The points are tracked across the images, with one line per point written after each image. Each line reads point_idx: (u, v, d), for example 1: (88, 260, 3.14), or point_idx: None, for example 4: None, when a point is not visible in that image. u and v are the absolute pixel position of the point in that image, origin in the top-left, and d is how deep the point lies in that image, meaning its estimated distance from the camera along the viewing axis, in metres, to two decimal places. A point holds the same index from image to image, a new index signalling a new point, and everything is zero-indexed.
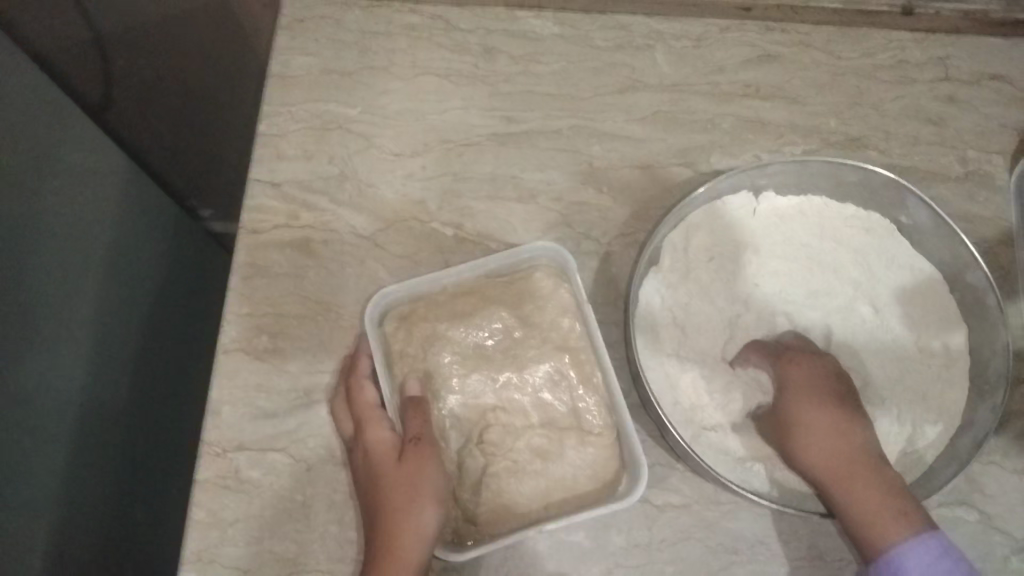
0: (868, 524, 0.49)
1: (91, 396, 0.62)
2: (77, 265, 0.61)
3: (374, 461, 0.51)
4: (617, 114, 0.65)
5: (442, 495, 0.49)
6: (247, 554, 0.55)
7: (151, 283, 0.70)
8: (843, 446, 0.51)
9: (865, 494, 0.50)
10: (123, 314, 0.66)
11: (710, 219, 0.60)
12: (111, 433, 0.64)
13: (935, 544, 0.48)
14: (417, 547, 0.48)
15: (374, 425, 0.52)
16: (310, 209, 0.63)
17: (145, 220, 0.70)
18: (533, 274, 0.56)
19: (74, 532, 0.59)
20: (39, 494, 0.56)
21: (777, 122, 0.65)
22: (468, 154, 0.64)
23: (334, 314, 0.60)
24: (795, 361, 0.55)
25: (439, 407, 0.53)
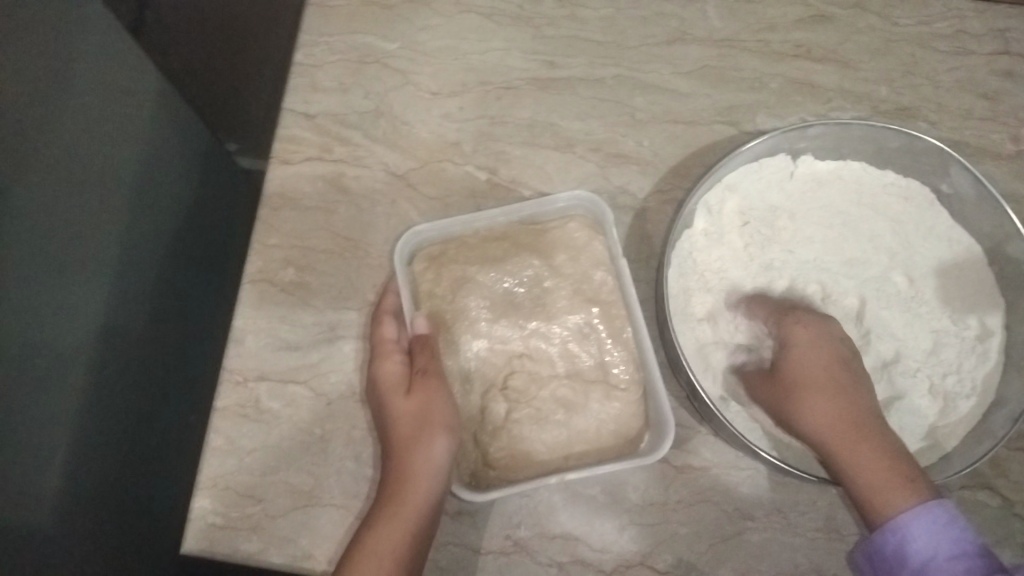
0: (871, 492, 0.45)
1: (111, 319, 0.61)
2: (93, 183, 0.59)
3: (383, 393, 0.51)
4: (663, 66, 0.63)
5: (452, 424, 0.48)
6: (263, 483, 0.55)
7: (178, 206, 0.70)
8: (848, 410, 0.47)
9: (870, 460, 0.46)
10: (148, 237, 0.65)
11: (747, 182, 0.59)
12: (132, 358, 0.64)
13: (941, 512, 0.44)
14: (432, 478, 0.47)
15: (387, 359, 0.52)
16: (343, 143, 0.62)
17: (176, 147, 0.69)
18: (568, 225, 0.55)
19: (93, 454, 0.59)
20: (53, 413, 0.56)
21: (827, 86, 0.63)
22: (507, 98, 0.62)
23: (362, 253, 0.59)
24: (799, 324, 0.51)
25: (461, 350, 0.52)
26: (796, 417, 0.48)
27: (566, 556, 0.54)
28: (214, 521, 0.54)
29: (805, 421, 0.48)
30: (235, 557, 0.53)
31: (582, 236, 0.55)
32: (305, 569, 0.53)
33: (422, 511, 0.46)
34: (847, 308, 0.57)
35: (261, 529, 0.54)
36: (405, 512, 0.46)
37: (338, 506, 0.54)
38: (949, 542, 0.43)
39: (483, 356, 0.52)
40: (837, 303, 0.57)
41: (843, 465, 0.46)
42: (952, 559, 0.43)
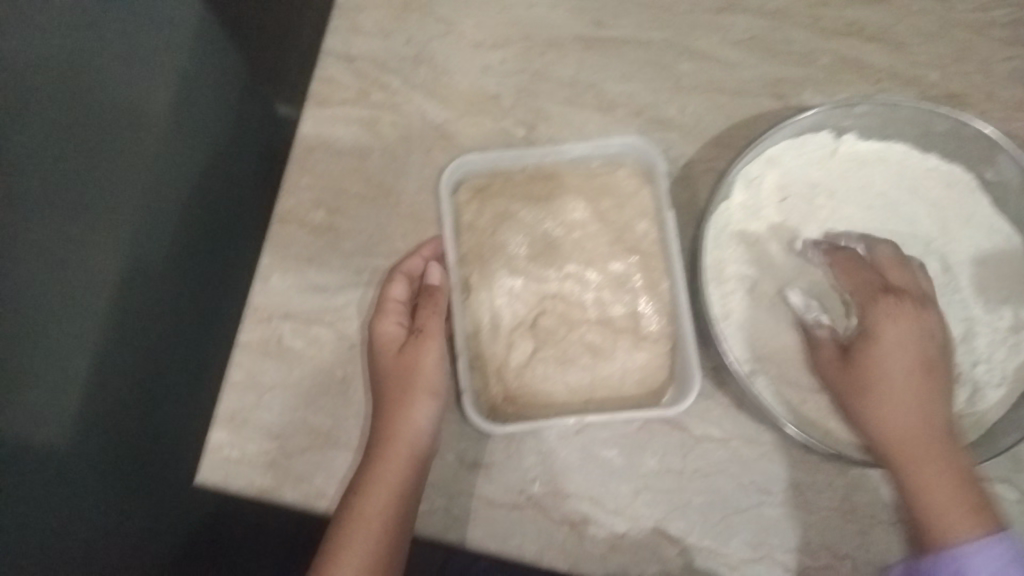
0: (932, 514, 0.45)
1: (132, 258, 0.59)
2: (60, 138, 0.56)
3: (381, 351, 0.52)
4: (711, 34, 0.62)
5: (438, 389, 0.50)
6: (281, 420, 0.55)
7: (202, 143, 0.67)
8: (920, 424, 0.46)
9: (936, 482, 0.45)
10: (163, 182, 0.62)
11: (788, 157, 0.58)
12: (148, 303, 0.62)
13: (1004, 549, 0.43)
14: (412, 442, 0.48)
15: (389, 317, 0.52)
16: (383, 88, 0.61)
17: (192, 83, 0.64)
18: (617, 172, 0.55)
19: (117, 374, 0.58)
20: (57, 354, 0.54)
21: (876, 66, 0.62)
22: (551, 54, 0.61)
23: (394, 199, 0.59)
24: (889, 315, 0.49)
25: (496, 283, 0.53)
26: (870, 421, 0.48)
27: (578, 516, 0.53)
28: (230, 454, 0.54)
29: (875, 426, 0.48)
30: (249, 491, 0.53)
31: (630, 184, 0.55)
32: (317, 507, 0.53)
33: (402, 477, 0.47)
34: None
35: (276, 466, 0.54)
36: (388, 476, 0.47)
37: (353, 449, 0.54)
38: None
39: (518, 292, 0.53)
40: None
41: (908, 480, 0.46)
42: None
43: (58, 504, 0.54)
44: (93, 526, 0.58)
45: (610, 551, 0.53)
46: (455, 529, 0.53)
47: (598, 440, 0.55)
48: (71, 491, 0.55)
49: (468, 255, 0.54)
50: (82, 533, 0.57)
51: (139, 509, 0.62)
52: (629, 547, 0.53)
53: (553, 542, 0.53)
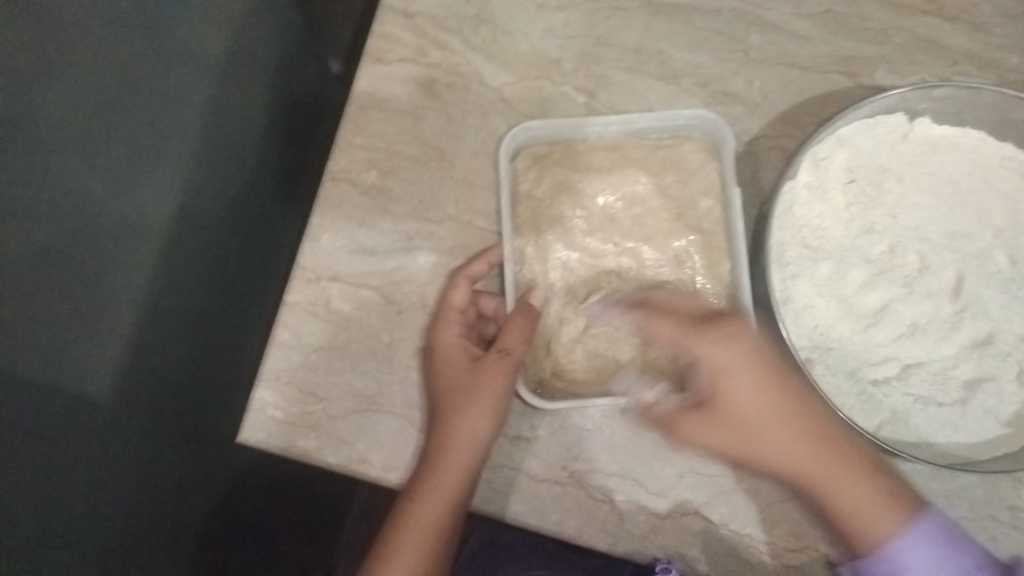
0: (858, 520, 0.46)
1: (185, 207, 0.60)
2: (138, 78, 0.54)
3: (443, 362, 0.49)
4: (784, 5, 0.59)
5: (501, 409, 0.48)
6: (326, 382, 0.54)
7: (259, 97, 0.69)
8: (798, 430, 0.46)
9: (852, 488, 0.46)
10: (217, 150, 0.64)
11: (861, 139, 0.56)
12: (190, 275, 0.62)
13: (931, 533, 0.45)
14: (469, 456, 0.47)
15: (449, 326, 0.50)
16: (439, 47, 0.59)
17: (246, 54, 0.65)
18: (683, 146, 0.53)
19: (164, 324, 0.59)
20: (109, 313, 0.54)
21: (956, 48, 0.59)
22: (615, 18, 0.59)
23: (447, 162, 0.57)
24: (721, 336, 0.46)
25: (550, 255, 0.52)
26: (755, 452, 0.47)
27: (621, 497, 0.53)
28: (273, 414, 0.54)
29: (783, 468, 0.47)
30: (292, 452, 0.53)
31: (695, 159, 0.53)
32: (360, 472, 0.53)
33: (457, 488, 0.47)
34: (943, 283, 0.55)
35: (319, 427, 0.53)
36: (442, 483, 0.46)
37: (397, 415, 0.54)
38: (950, 563, 0.44)
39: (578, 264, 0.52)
40: (935, 276, 0.55)
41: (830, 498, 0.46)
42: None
43: (104, 459, 0.54)
44: (132, 483, 0.57)
45: (651, 533, 0.52)
46: (496, 502, 0.53)
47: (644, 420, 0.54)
48: (102, 461, 0.54)
49: (524, 225, 0.53)
50: (105, 510, 0.54)
51: (166, 482, 0.61)
52: (670, 529, 0.52)
53: (593, 520, 0.53)
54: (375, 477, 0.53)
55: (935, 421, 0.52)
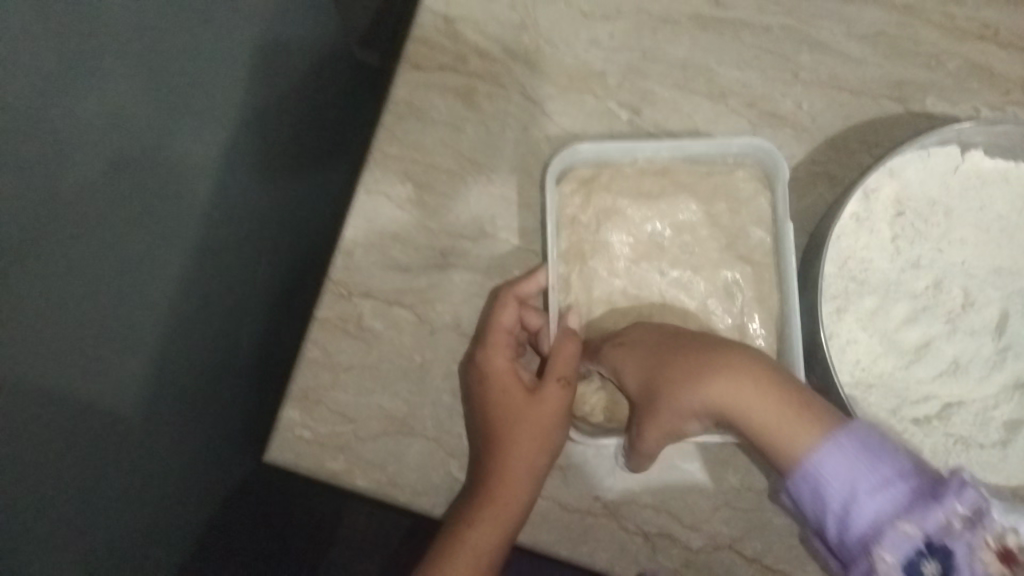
0: (773, 437, 0.37)
1: (209, 211, 0.59)
2: (175, 77, 0.53)
3: (495, 387, 0.48)
4: (837, 24, 0.57)
5: (558, 441, 0.47)
6: (355, 403, 0.53)
7: (284, 99, 0.67)
8: (692, 355, 0.41)
9: (760, 408, 0.37)
10: (240, 148, 0.62)
11: (911, 169, 0.54)
12: (208, 278, 0.60)
13: (852, 441, 0.35)
14: (528, 487, 0.46)
15: (498, 350, 0.49)
16: (480, 55, 0.57)
17: (273, 55, 0.64)
18: (737, 173, 0.53)
19: (187, 332, 0.58)
20: (137, 319, 0.52)
21: (1009, 76, 0.57)
22: (663, 32, 0.57)
23: (485, 178, 0.56)
24: (614, 343, 0.46)
25: (594, 285, 0.51)
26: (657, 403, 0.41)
27: (654, 529, 0.51)
28: (301, 434, 0.52)
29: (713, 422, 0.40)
30: (318, 473, 0.51)
31: (747, 189, 0.53)
32: (390, 497, 0.51)
33: (516, 519, 0.45)
34: (986, 318, 0.53)
35: (347, 449, 0.52)
36: (500, 512, 0.45)
37: (429, 439, 0.52)
38: (869, 471, 0.34)
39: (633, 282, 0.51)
40: (978, 312, 0.53)
41: (751, 434, 0.38)
42: (876, 495, 0.34)
43: (127, 475, 0.53)
44: (150, 495, 0.55)
45: (683, 566, 0.51)
46: (529, 530, 0.51)
47: (680, 453, 0.53)
48: (108, 473, 0.51)
49: (568, 253, 0.52)
50: (117, 526, 0.52)
51: (179, 492, 0.59)
52: (701, 561, 0.51)
53: (626, 551, 0.51)
54: (405, 501, 0.51)
55: (973, 462, 0.49)
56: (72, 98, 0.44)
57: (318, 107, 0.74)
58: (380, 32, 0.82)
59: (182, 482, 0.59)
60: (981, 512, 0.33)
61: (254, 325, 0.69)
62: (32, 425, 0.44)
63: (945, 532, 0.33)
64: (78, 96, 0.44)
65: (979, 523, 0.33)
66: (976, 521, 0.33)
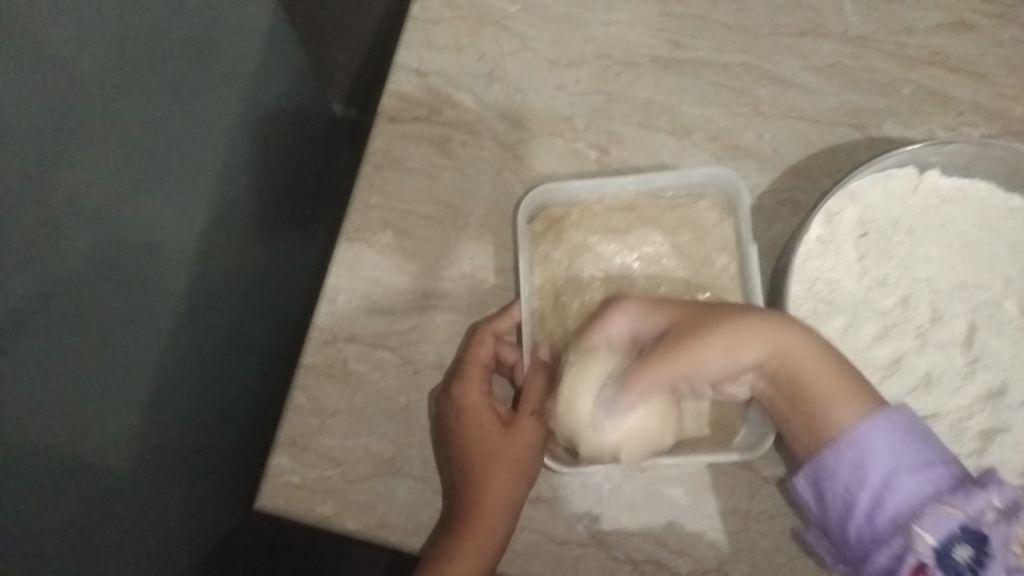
0: (825, 405, 0.44)
1: (195, 266, 0.61)
2: (163, 141, 0.55)
3: (472, 420, 0.50)
4: (791, 59, 0.60)
5: (534, 471, 0.49)
6: (342, 447, 0.53)
7: (267, 157, 0.70)
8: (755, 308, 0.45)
9: (819, 370, 0.44)
10: (226, 205, 0.65)
11: (870, 191, 0.56)
12: (198, 330, 0.62)
13: (898, 419, 0.43)
14: (505, 517, 0.48)
15: (474, 383, 0.51)
16: (452, 105, 0.60)
17: (254, 115, 0.67)
18: (698, 204, 0.55)
19: (177, 385, 0.59)
20: (129, 375, 0.53)
21: (961, 98, 0.59)
22: (626, 74, 0.60)
23: (460, 221, 0.57)
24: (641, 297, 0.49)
25: (566, 316, 0.53)
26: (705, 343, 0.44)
27: (644, 556, 0.52)
28: (290, 480, 0.53)
29: (754, 387, 0.47)
30: (308, 519, 0.52)
31: (712, 217, 0.55)
32: (380, 538, 0.51)
33: (495, 550, 0.47)
34: (954, 332, 0.54)
35: (336, 493, 0.52)
36: (479, 544, 0.47)
37: (417, 479, 0.53)
38: (912, 454, 0.41)
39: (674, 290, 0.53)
40: (946, 326, 0.54)
41: (803, 390, 0.44)
42: (919, 475, 0.41)
43: (120, 526, 0.53)
44: (144, 547, 0.56)
45: None
46: (518, 564, 0.51)
47: (665, 479, 0.53)
48: (101, 527, 0.51)
49: (542, 288, 0.54)
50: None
51: (172, 544, 0.60)
52: None
53: None
54: (395, 542, 0.51)
55: None
56: (64, 167, 0.46)
57: (300, 162, 0.77)
58: (359, 92, 0.86)
59: (176, 531, 0.60)
60: (1015, 507, 0.39)
61: (245, 374, 0.71)
62: (37, 481, 0.45)
63: (981, 520, 0.39)
64: (70, 165, 0.46)
65: (1013, 517, 0.39)
66: (1008, 514, 0.39)
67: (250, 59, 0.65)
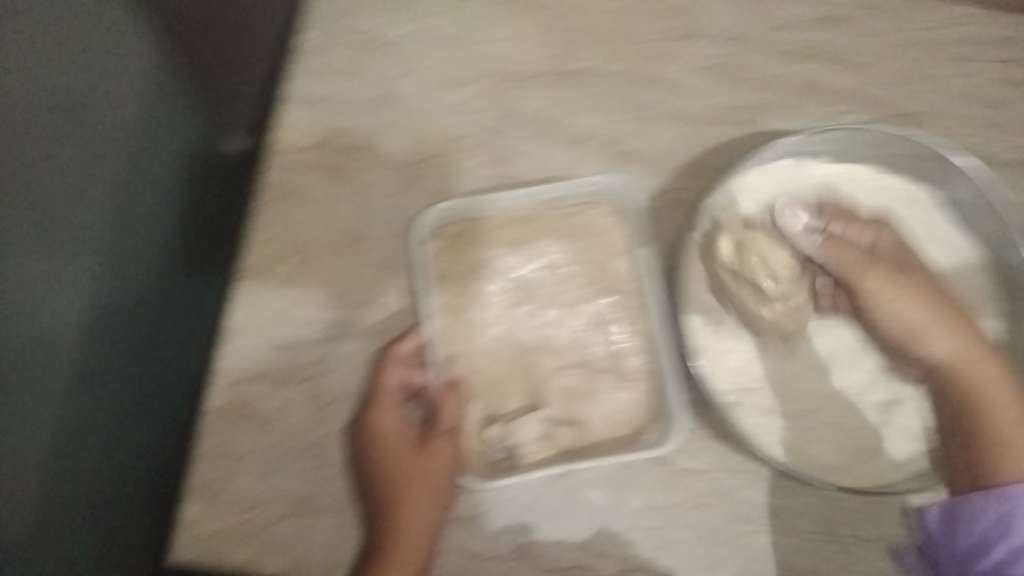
0: (996, 432, 0.47)
1: (96, 313, 0.59)
2: (39, 186, 0.55)
3: (382, 450, 0.51)
4: (672, 63, 0.62)
5: (451, 489, 0.51)
6: (256, 488, 0.52)
7: (163, 202, 0.70)
8: (927, 303, 0.53)
9: (1005, 410, 0.48)
10: (125, 248, 0.64)
11: (757, 184, 0.58)
12: (107, 372, 0.60)
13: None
14: (426, 539, 0.49)
15: (387, 412, 0.52)
16: (343, 133, 0.59)
17: (142, 165, 0.67)
18: (590, 212, 0.57)
19: (83, 436, 0.56)
20: (31, 430, 0.51)
21: (835, 88, 0.62)
22: (514, 90, 0.61)
23: (360, 248, 0.57)
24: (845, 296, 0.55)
25: (474, 334, 0.54)
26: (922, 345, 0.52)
27: (569, 563, 0.52)
28: (204, 530, 0.51)
29: (888, 300, 0.53)
30: (226, 566, 0.51)
31: (606, 222, 0.57)
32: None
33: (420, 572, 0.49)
34: None
35: (253, 536, 0.52)
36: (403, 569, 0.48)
37: (335, 511, 0.52)
38: None
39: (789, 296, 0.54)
40: None
41: (971, 401, 0.49)
42: None
43: None
44: None
45: None
46: None
47: (581, 483, 0.54)
48: None
49: (444, 307, 0.55)
50: None
51: None
52: None
53: None
54: None
55: (848, 445, 0.54)
56: None
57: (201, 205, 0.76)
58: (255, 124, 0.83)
59: None
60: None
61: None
62: None
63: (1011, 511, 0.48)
64: None
65: None
66: None
67: (130, 109, 0.66)
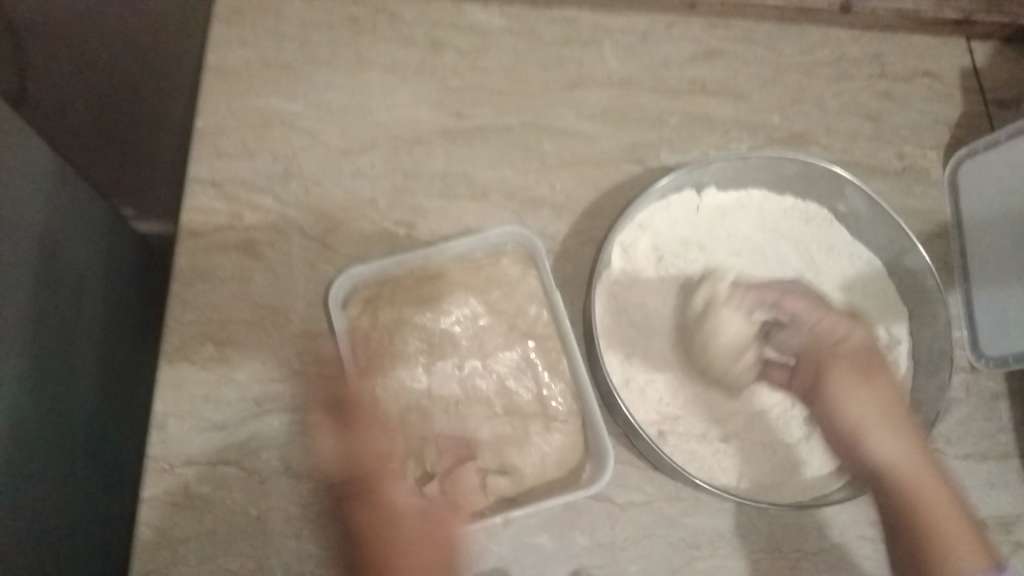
0: (944, 547, 0.48)
1: (59, 412, 0.59)
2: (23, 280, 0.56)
3: (395, 519, 0.49)
4: (567, 111, 0.64)
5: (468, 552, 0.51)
6: (199, 573, 0.52)
7: (115, 291, 0.71)
8: (885, 407, 0.53)
9: (950, 523, 0.49)
10: (84, 343, 0.64)
11: (657, 219, 0.61)
12: (73, 435, 0.62)
13: None
14: None
15: (398, 480, 0.50)
16: (254, 209, 0.60)
17: (98, 253, 0.68)
18: (502, 261, 0.59)
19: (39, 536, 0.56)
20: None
21: (724, 118, 0.65)
22: (419, 151, 0.63)
23: (281, 320, 0.58)
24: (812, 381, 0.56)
25: (400, 393, 0.54)
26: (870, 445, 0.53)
27: None
28: None
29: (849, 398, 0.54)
30: None
31: (516, 271, 0.58)
32: None
33: None
34: None
35: None
36: None
37: None
38: None
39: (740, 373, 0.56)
40: None
41: (908, 507, 0.50)
42: None
43: None
44: None
45: None
46: None
47: (526, 529, 0.54)
48: None
49: (367, 368, 0.54)
50: None
51: None
52: None
53: None
54: None
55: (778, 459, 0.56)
56: None
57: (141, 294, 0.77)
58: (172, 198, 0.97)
59: None
60: None
61: (112, 528, 0.67)
62: None
63: None
64: None
65: None
66: None
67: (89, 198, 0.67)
